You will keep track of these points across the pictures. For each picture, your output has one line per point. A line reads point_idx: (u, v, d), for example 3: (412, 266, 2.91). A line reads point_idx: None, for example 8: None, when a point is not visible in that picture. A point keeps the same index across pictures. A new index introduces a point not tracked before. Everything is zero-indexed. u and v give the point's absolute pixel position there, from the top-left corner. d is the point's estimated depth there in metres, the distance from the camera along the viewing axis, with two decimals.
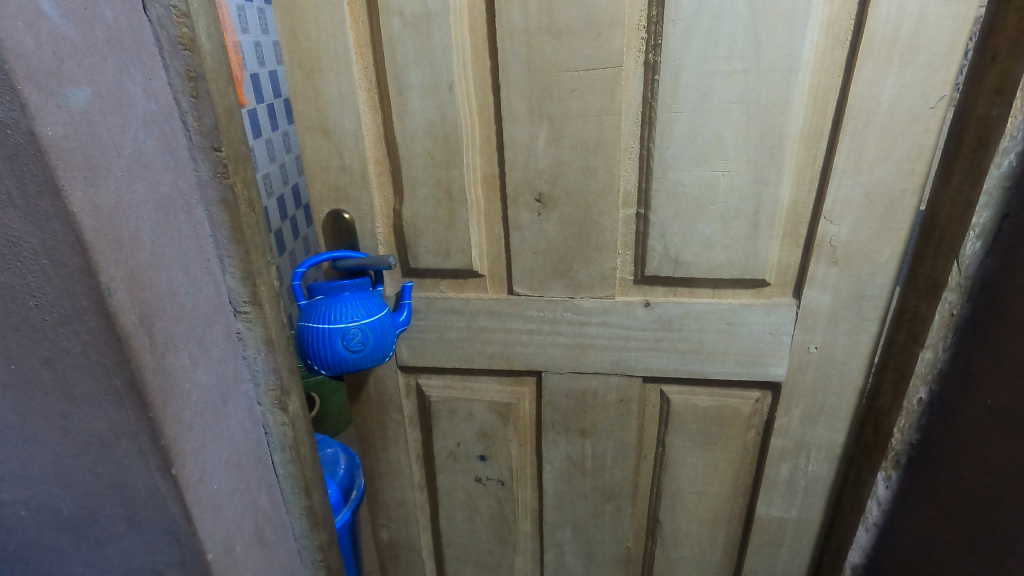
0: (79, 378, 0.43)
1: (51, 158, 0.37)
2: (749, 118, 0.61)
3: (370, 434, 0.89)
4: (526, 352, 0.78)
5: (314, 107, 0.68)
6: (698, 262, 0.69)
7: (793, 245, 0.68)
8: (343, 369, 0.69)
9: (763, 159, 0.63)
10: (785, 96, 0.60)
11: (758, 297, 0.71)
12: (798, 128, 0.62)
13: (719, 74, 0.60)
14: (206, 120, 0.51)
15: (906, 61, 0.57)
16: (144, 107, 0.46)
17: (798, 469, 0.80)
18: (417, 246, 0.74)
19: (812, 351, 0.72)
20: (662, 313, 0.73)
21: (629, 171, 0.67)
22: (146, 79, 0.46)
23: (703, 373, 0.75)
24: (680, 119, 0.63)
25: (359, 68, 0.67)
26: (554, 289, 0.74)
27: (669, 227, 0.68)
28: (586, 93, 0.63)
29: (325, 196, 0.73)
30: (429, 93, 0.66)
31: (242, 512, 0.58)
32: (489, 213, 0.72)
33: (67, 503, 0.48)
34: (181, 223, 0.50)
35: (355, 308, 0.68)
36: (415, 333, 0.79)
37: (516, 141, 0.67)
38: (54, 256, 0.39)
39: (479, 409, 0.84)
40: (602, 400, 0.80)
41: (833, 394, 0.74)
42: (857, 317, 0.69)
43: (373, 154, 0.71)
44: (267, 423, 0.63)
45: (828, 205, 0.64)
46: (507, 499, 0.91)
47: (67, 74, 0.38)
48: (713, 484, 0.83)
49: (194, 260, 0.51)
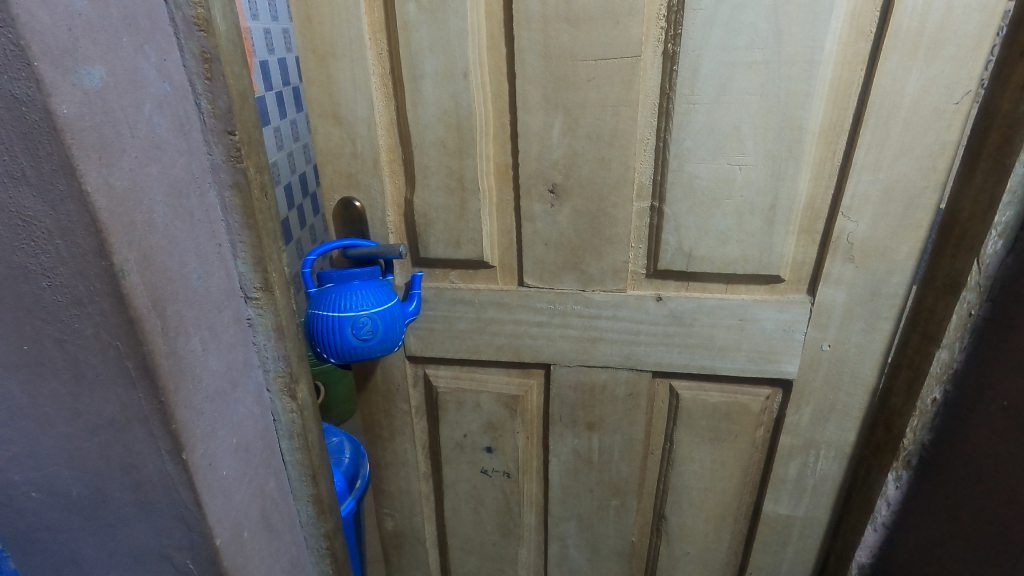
0: (91, 361, 0.43)
1: (65, 136, 0.36)
2: (769, 111, 0.60)
3: (377, 423, 0.89)
4: (534, 345, 0.78)
5: (327, 92, 0.68)
6: (712, 257, 0.68)
7: (809, 241, 0.67)
8: (352, 358, 0.69)
9: (782, 153, 0.62)
10: (806, 89, 0.59)
11: (772, 294, 0.70)
12: (818, 123, 0.61)
13: (739, 66, 0.59)
14: (221, 103, 0.50)
15: (932, 55, 0.56)
16: (158, 88, 0.45)
17: (806, 468, 0.79)
18: (427, 236, 0.74)
19: (825, 349, 0.71)
20: (673, 308, 0.72)
21: (644, 162, 0.66)
22: (161, 60, 0.46)
23: (714, 369, 0.75)
24: (698, 110, 0.62)
25: (373, 54, 0.66)
26: (565, 282, 0.73)
27: (683, 221, 0.67)
28: (603, 83, 0.63)
29: (336, 183, 0.72)
30: (443, 80, 0.65)
31: (250, 498, 0.58)
32: (501, 204, 0.72)
33: (77, 485, 0.48)
34: (193, 207, 0.49)
35: (365, 296, 0.68)
36: (423, 323, 0.79)
37: (530, 130, 0.66)
38: (68, 236, 0.39)
39: (486, 401, 0.84)
40: (610, 394, 0.80)
41: (845, 392, 0.73)
42: (872, 315, 0.68)
43: (385, 141, 0.70)
44: (276, 410, 0.63)
45: (846, 202, 0.63)
46: (511, 491, 0.91)
47: (83, 52, 0.38)
48: (720, 481, 0.83)
49: (206, 245, 0.51)
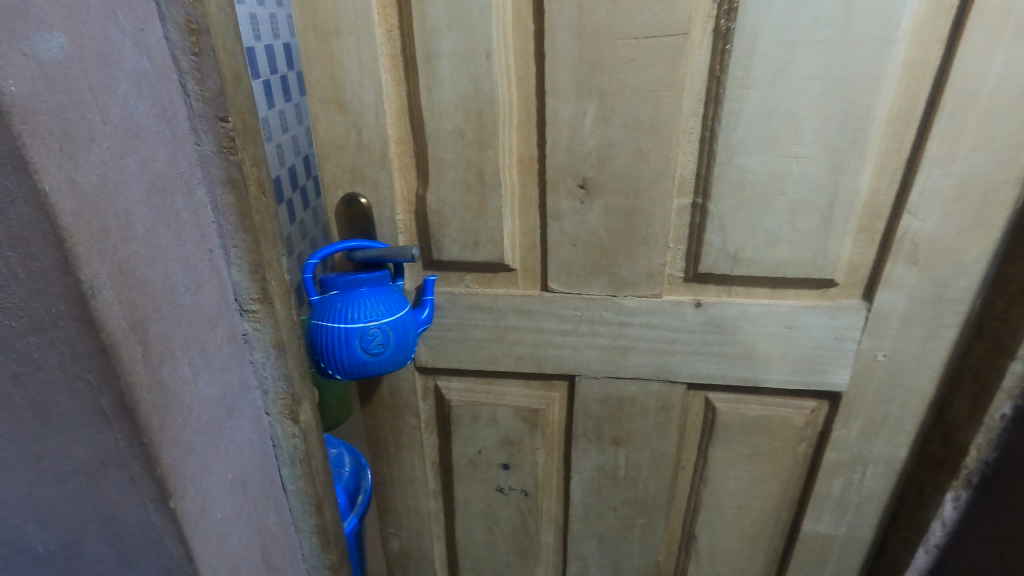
0: (55, 396, 0.35)
1: (14, 121, 0.28)
2: (831, 97, 0.54)
3: (383, 438, 0.82)
4: (558, 355, 0.71)
5: (330, 75, 0.60)
6: (759, 259, 0.62)
7: (867, 241, 0.60)
8: (359, 373, 0.62)
9: (843, 144, 0.56)
10: (875, 71, 0.52)
11: (822, 299, 0.64)
12: (886, 110, 0.54)
13: (801, 45, 0.52)
14: (210, 83, 0.42)
15: (1021, 33, 0.49)
16: (134, 64, 0.37)
17: (851, 485, 0.73)
18: (442, 237, 0.66)
19: (879, 359, 0.65)
20: (713, 314, 0.66)
21: (687, 154, 0.60)
22: (138, 30, 0.38)
23: (756, 381, 0.69)
24: (752, 95, 0.55)
25: (382, 32, 0.59)
26: (594, 286, 0.67)
27: (729, 219, 0.61)
28: (644, 65, 0.56)
29: (339, 178, 0.65)
30: (462, 62, 0.58)
31: (248, 540, 0.50)
32: (524, 200, 0.65)
33: (44, 539, 0.41)
34: (179, 207, 0.42)
35: (374, 305, 0.60)
36: (435, 332, 0.72)
37: (560, 119, 0.59)
38: (22, 247, 0.31)
39: (503, 415, 0.77)
40: (640, 407, 0.73)
41: (898, 405, 0.67)
42: (933, 323, 0.62)
43: (395, 131, 0.63)
44: (276, 434, 0.56)
45: (913, 198, 0.57)
46: (529, 510, 0.84)
47: (38, 15, 0.30)
48: (756, 499, 0.77)
49: (195, 251, 0.44)
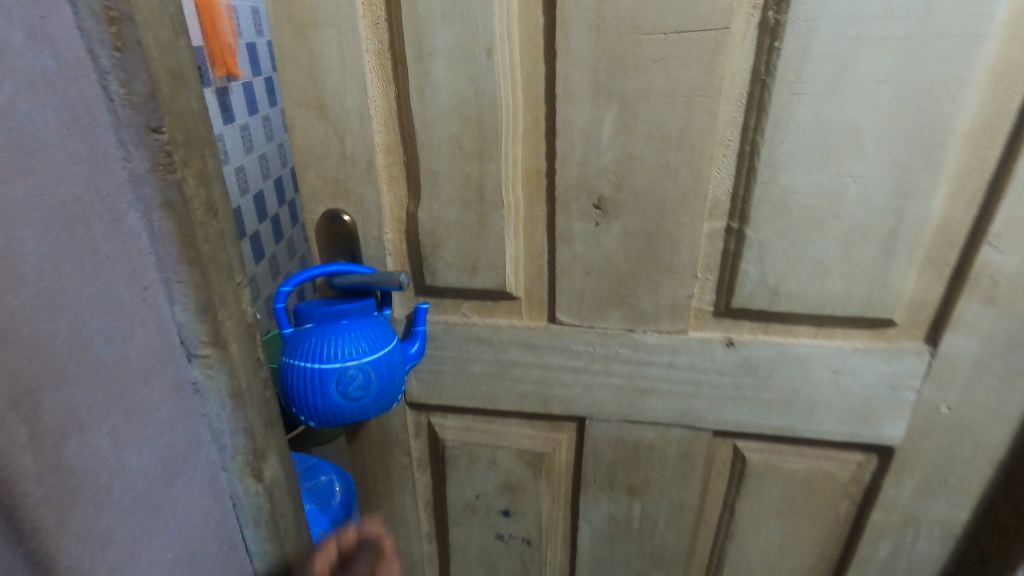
0: None
1: None
2: (902, 104, 0.45)
3: (371, 477, 0.74)
4: (566, 394, 0.63)
5: (306, 74, 0.52)
6: (805, 294, 0.53)
7: (935, 275, 0.51)
8: (337, 419, 0.54)
9: (913, 161, 0.46)
10: (958, 74, 0.43)
11: (877, 341, 0.54)
12: (968, 121, 0.45)
13: (868, 41, 0.43)
14: (139, 85, 0.34)
15: None
16: (27, 61, 0.29)
17: (901, 548, 0.64)
18: (436, 260, 0.58)
19: (942, 411, 0.55)
20: (747, 355, 0.57)
21: (723, 170, 0.51)
22: (37, 17, 0.30)
23: (795, 430, 0.59)
24: (805, 102, 0.46)
25: (367, 25, 0.50)
26: (609, 320, 0.58)
27: (770, 247, 0.52)
28: (674, 65, 0.47)
29: (319, 192, 0.56)
30: (459, 59, 0.49)
31: None
32: (530, 220, 0.56)
33: None
34: (97, 238, 0.34)
35: (354, 342, 0.52)
36: (428, 365, 0.64)
37: (573, 127, 0.50)
38: None
39: (504, 456, 0.69)
40: (659, 454, 0.64)
41: (962, 462, 0.58)
42: (1011, 371, 0.52)
43: (383, 139, 0.55)
44: (237, 493, 0.48)
45: (995, 227, 0.47)
46: (532, 559, 0.76)
47: None
48: (789, 558, 0.68)
49: (120, 291, 0.35)
